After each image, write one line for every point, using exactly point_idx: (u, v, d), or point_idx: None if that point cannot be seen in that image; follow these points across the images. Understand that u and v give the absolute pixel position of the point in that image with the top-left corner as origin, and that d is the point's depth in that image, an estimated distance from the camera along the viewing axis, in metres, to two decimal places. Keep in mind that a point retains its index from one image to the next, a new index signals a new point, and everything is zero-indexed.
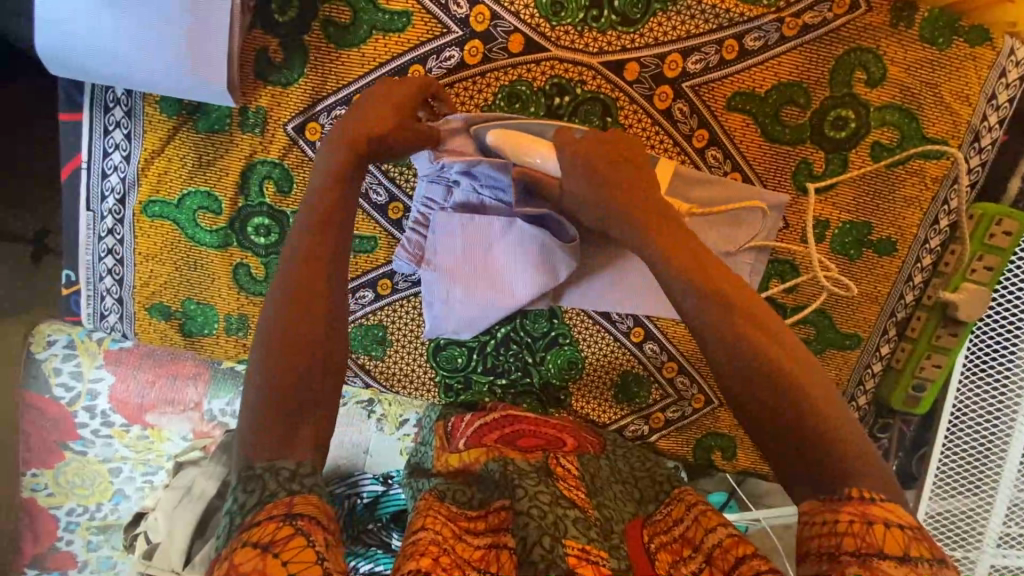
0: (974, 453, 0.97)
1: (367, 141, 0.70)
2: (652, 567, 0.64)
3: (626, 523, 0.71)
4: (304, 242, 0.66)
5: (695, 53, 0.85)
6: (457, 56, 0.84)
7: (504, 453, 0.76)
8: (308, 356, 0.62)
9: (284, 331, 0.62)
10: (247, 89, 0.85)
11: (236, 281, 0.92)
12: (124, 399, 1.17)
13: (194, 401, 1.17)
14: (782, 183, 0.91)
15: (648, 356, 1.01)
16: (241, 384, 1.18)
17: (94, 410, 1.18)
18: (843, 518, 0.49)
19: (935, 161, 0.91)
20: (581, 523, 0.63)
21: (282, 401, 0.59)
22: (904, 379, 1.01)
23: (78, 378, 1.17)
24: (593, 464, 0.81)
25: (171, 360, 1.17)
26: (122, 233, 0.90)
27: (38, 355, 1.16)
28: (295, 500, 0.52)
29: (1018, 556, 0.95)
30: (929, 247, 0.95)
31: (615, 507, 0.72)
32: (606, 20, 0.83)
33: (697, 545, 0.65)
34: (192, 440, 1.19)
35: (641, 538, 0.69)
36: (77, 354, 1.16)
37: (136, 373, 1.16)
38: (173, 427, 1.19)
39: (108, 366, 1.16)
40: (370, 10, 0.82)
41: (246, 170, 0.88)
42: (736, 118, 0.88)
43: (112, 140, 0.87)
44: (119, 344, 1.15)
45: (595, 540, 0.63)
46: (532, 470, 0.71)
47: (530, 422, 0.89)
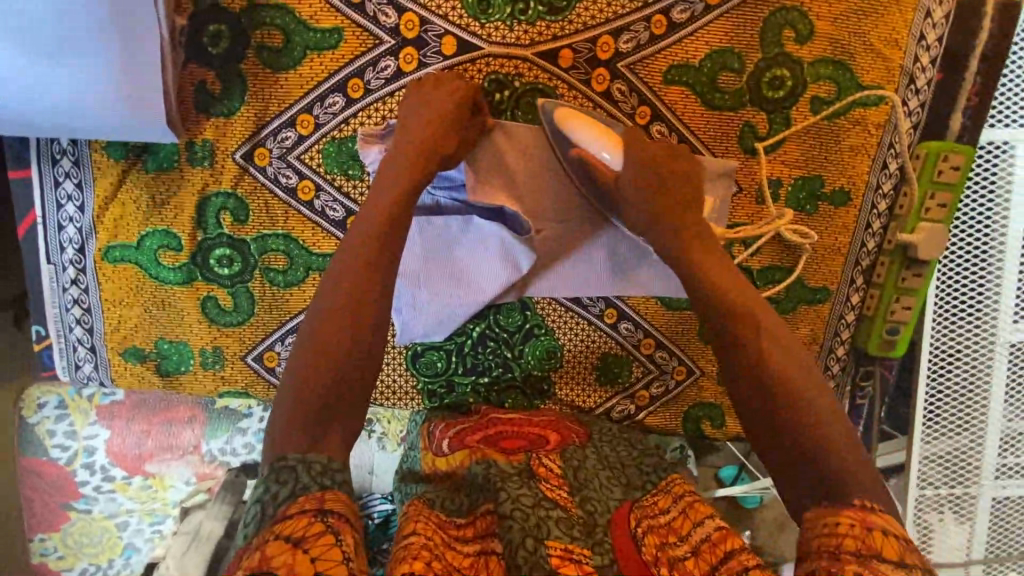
0: (960, 391, 1.08)
1: (424, 158, 0.77)
2: (639, 555, 0.63)
3: (612, 512, 0.70)
4: (349, 251, 0.71)
5: (625, 32, 0.86)
6: (393, 65, 0.85)
7: (486, 455, 0.77)
8: (350, 382, 0.66)
9: (323, 347, 0.65)
10: (189, 124, 0.86)
11: (206, 314, 0.93)
12: (121, 452, 1.17)
13: (192, 443, 1.17)
14: (729, 148, 0.93)
15: (625, 336, 1.02)
16: (238, 421, 1.17)
17: (93, 467, 1.18)
18: (845, 520, 0.54)
19: (875, 108, 0.93)
20: (563, 523, 0.65)
21: (312, 403, 0.63)
22: (877, 323, 1.01)
23: (72, 437, 1.16)
24: (577, 455, 0.80)
25: (164, 406, 1.16)
26: (86, 282, 0.90)
27: (30, 420, 1.16)
28: (326, 496, 0.56)
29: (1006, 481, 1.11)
30: (882, 192, 0.96)
31: (601, 499, 0.71)
32: (533, 11, 0.84)
33: (683, 536, 0.66)
34: (196, 483, 1.19)
35: (627, 526, 0.68)
36: (69, 413, 1.16)
37: (130, 423, 1.16)
38: (175, 473, 1.19)
39: (101, 421, 1.16)
40: (300, 30, 0.83)
41: (200, 203, 0.89)
42: (674, 90, 0.89)
43: (64, 191, 0.88)
44: (110, 398, 1.15)
45: (577, 539, 0.64)
46: (516, 473, 0.72)
47: (514, 423, 0.89)
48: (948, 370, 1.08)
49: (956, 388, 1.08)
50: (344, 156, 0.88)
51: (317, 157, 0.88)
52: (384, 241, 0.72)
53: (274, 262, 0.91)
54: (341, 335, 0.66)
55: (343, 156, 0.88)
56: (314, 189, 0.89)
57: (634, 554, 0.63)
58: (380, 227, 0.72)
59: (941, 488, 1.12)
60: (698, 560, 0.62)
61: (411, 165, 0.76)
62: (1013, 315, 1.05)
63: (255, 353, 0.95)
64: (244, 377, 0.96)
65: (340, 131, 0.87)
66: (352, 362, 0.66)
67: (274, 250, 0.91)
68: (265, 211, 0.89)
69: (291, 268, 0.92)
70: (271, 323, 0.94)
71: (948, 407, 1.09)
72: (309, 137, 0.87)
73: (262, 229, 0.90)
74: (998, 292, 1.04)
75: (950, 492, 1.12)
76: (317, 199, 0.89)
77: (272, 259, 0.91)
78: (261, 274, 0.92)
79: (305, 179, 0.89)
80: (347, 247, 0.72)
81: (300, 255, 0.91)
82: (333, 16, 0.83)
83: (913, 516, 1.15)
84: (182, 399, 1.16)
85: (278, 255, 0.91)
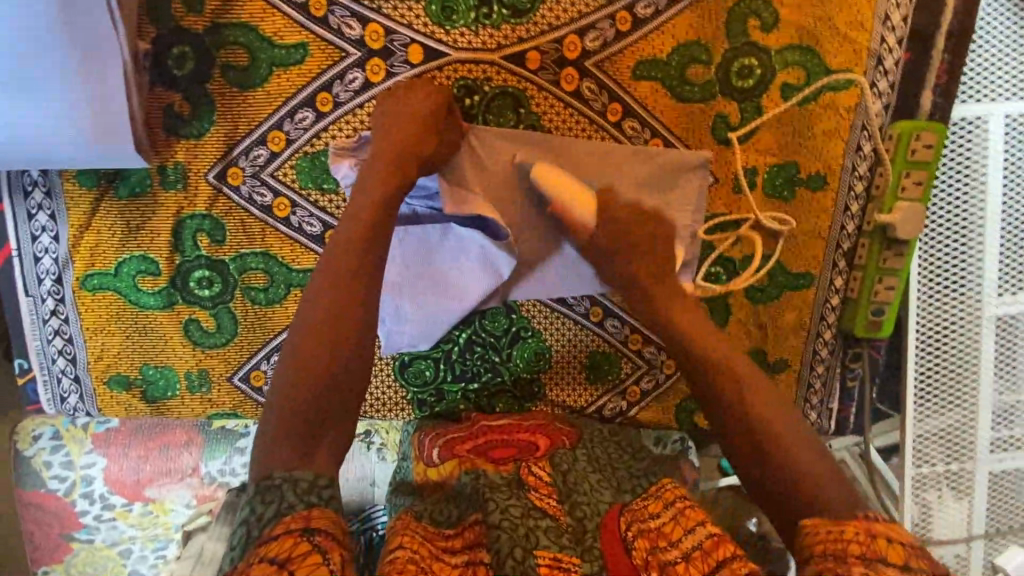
0: (947, 365, 1.09)
1: (398, 168, 0.77)
2: (628, 557, 0.64)
3: (603, 515, 0.70)
4: (328, 266, 0.71)
5: (591, 31, 0.87)
6: (361, 77, 0.85)
7: (475, 464, 0.78)
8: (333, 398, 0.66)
9: (303, 363, 0.66)
10: (159, 148, 0.85)
11: (189, 337, 0.92)
12: (119, 479, 1.16)
13: (191, 466, 1.16)
14: (702, 140, 0.93)
15: (611, 333, 1.02)
16: (235, 442, 1.17)
17: (92, 497, 1.17)
18: (850, 529, 0.55)
19: (845, 91, 0.93)
20: (553, 532, 0.65)
21: (297, 418, 0.63)
22: (862, 305, 1.00)
23: (69, 468, 1.15)
24: (568, 459, 0.79)
25: (160, 431, 1.16)
26: (66, 312, 0.90)
27: (26, 453, 1.15)
28: (313, 514, 0.55)
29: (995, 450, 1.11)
30: (859, 174, 0.96)
31: (591, 502, 0.72)
32: (497, 15, 0.84)
33: (674, 541, 0.65)
34: (196, 506, 1.17)
35: (619, 529, 0.68)
36: (65, 444, 1.15)
37: (126, 451, 1.15)
38: (175, 497, 1.18)
39: (98, 450, 1.15)
40: (265, 47, 0.83)
41: (176, 226, 0.88)
42: (644, 86, 0.90)
43: (38, 222, 0.87)
44: (105, 426, 1.15)
45: (566, 547, 0.64)
46: (505, 483, 0.71)
47: (504, 429, 0.89)
48: (937, 346, 1.08)
49: (946, 363, 1.09)
50: (317, 171, 0.88)
51: (291, 173, 0.87)
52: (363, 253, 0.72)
53: (254, 280, 0.91)
54: (321, 351, 0.67)
55: (318, 171, 0.88)
56: (290, 206, 0.89)
57: (623, 558, 0.64)
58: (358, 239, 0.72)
59: (937, 465, 1.12)
60: (689, 566, 0.63)
61: (384, 174, 0.76)
62: (997, 288, 1.06)
63: (241, 373, 0.94)
64: (231, 398, 0.95)
65: (311, 145, 0.87)
66: (334, 374, 0.67)
67: (254, 269, 0.90)
68: (242, 230, 0.89)
69: (272, 285, 0.91)
70: (255, 342, 0.93)
71: (939, 383, 1.09)
72: (280, 154, 0.87)
73: (240, 248, 0.90)
74: (981, 266, 1.05)
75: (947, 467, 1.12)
76: (293, 215, 0.89)
77: (252, 278, 0.91)
78: (242, 294, 0.91)
79: (279, 196, 0.88)
80: (326, 261, 0.72)
81: (280, 272, 0.91)
82: (297, 32, 0.82)
83: (913, 495, 1.13)
84: (179, 423, 1.16)
85: (259, 273, 0.91)
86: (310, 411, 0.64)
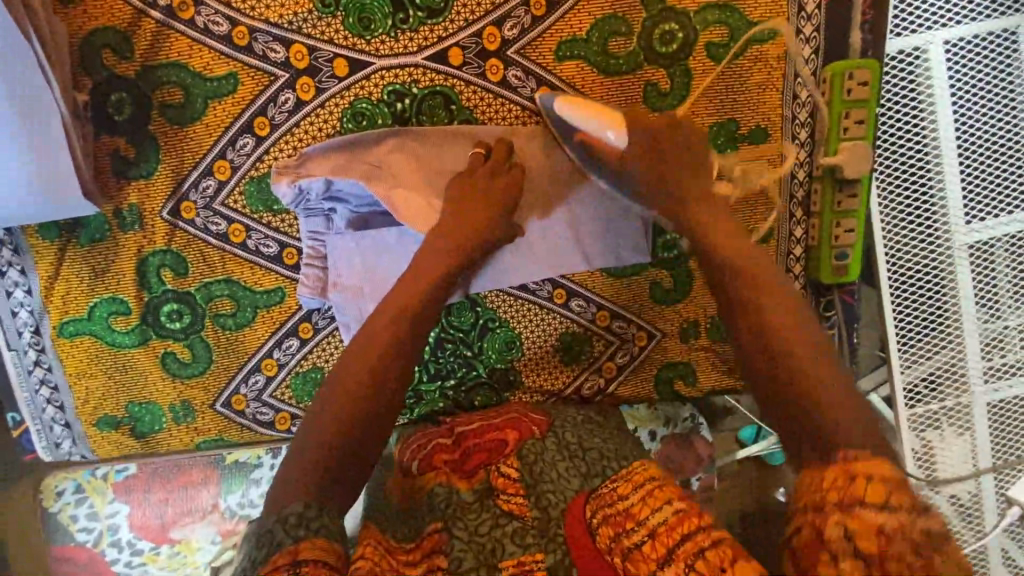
0: (925, 300, 1.08)
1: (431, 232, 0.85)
2: (593, 543, 0.68)
3: (569, 501, 0.73)
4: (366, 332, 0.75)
5: (507, 20, 0.89)
6: (293, 97, 0.87)
7: (450, 478, 0.78)
8: (363, 422, 0.68)
9: (338, 393, 0.69)
10: (112, 193, 0.89)
11: (167, 370, 0.95)
12: (144, 523, 1.19)
13: (210, 503, 1.19)
14: (636, 110, 0.94)
15: (578, 313, 1.03)
16: (250, 473, 1.20)
17: (120, 544, 1.19)
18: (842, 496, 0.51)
19: (771, 42, 0.93)
20: (518, 535, 0.70)
21: (315, 467, 0.63)
22: (824, 250, 1.00)
23: (95, 519, 1.19)
24: (535, 449, 0.81)
25: (179, 471, 1.20)
26: (48, 361, 0.94)
27: (52, 509, 1.19)
28: (301, 548, 0.55)
29: (992, 382, 1.09)
30: (800, 121, 0.96)
31: (557, 490, 0.74)
32: (414, 18, 0.87)
33: (641, 520, 0.67)
34: (222, 542, 1.20)
35: (583, 514, 0.71)
36: (88, 496, 1.19)
37: (148, 495, 1.19)
38: (200, 535, 1.20)
39: (120, 498, 1.19)
40: (197, 83, 0.86)
41: (141, 265, 0.92)
42: (569, 66, 0.91)
43: (10, 279, 0.91)
44: (124, 473, 1.19)
45: (531, 545, 0.69)
46: (475, 500, 0.75)
47: (479, 428, 0.88)
48: (911, 282, 1.08)
49: (924, 299, 1.08)
50: (265, 193, 0.91)
51: (240, 199, 0.90)
52: (396, 316, 0.75)
53: (222, 307, 0.94)
54: (344, 410, 0.68)
55: (265, 193, 0.91)
56: (245, 231, 0.92)
57: (588, 544, 0.68)
58: (395, 308, 0.77)
59: (931, 404, 1.11)
60: (654, 544, 0.64)
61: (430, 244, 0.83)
62: (964, 215, 1.04)
63: (223, 399, 0.97)
64: (217, 424, 0.98)
65: (256, 170, 0.90)
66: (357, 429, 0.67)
67: (219, 296, 0.93)
68: (203, 261, 0.92)
69: (239, 310, 0.94)
70: (232, 367, 0.96)
71: (918, 321, 1.09)
72: (228, 181, 0.90)
73: (204, 277, 0.93)
74: (943, 196, 1.04)
75: (944, 403, 1.11)
76: (249, 239, 0.92)
77: (219, 305, 0.94)
78: (212, 322, 0.94)
79: (234, 223, 0.91)
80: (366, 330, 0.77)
81: (245, 296, 0.94)
82: (225, 63, 0.86)
83: (912, 436, 1.12)
84: (194, 461, 1.20)
85: (225, 300, 0.94)
86: (337, 430, 0.66)
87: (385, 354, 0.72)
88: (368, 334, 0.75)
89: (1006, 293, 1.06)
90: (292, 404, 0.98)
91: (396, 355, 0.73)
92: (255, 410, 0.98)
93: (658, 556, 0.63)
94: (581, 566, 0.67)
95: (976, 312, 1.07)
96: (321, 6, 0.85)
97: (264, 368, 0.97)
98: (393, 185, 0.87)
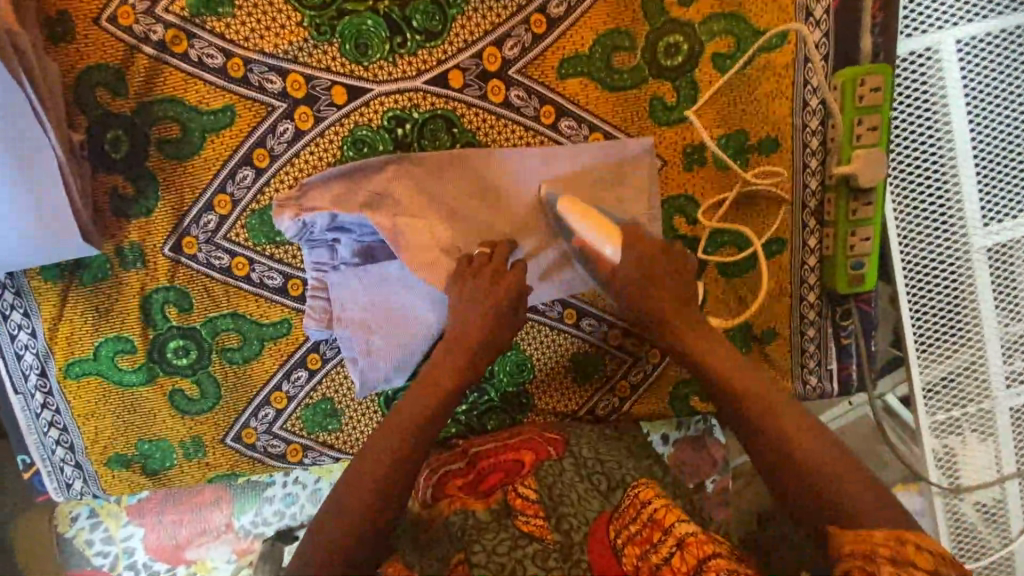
0: (945, 306, 1.05)
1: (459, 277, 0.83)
2: (617, 564, 0.67)
3: (590, 524, 0.72)
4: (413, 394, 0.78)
5: (507, 39, 0.86)
6: (291, 127, 0.86)
7: (465, 502, 0.76)
8: (399, 478, 0.72)
9: (376, 450, 0.73)
10: (112, 232, 0.88)
11: (176, 406, 0.94)
12: (160, 545, 1.18)
13: (224, 523, 1.18)
14: (643, 125, 0.91)
15: (590, 332, 1.01)
16: (262, 492, 1.19)
17: (136, 567, 1.18)
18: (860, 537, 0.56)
19: (779, 49, 0.90)
20: (539, 558, 0.68)
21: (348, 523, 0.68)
22: (841, 259, 0.97)
23: (110, 542, 1.18)
24: (553, 471, 0.80)
25: (190, 495, 1.19)
26: (56, 402, 0.93)
27: (67, 534, 1.19)
28: None
29: (1016, 386, 1.06)
30: (811, 130, 0.94)
31: (577, 512, 0.73)
32: (412, 42, 0.85)
33: (667, 529, 0.68)
34: (238, 560, 1.19)
35: (607, 537, 0.70)
36: (102, 520, 1.18)
37: (161, 516, 1.18)
38: (216, 554, 1.19)
39: (134, 520, 1.18)
40: (194, 117, 0.85)
41: (144, 303, 0.90)
42: (572, 83, 0.89)
43: (14, 321, 0.90)
44: (138, 497, 1.18)
45: (554, 569, 0.67)
46: (491, 520, 0.73)
47: (492, 453, 0.87)
48: (930, 287, 1.05)
49: (943, 304, 1.05)
50: (267, 226, 0.89)
51: (243, 233, 0.89)
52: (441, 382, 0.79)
53: (228, 341, 0.92)
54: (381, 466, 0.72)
55: (267, 226, 0.89)
56: (248, 264, 0.90)
57: (612, 562, 0.67)
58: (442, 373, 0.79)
59: (952, 410, 1.09)
60: (684, 556, 0.65)
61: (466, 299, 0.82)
62: (981, 218, 1.02)
63: (233, 433, 0.96)
64: (228, 458, 0.97)
65: (256, 203, 0.88)
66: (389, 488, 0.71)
67: (225, 331, 0.92)
68: (207, 296, 0.91)
69: (246, 344, 0.93)
70: (241, 401, 0.95)
71: (938, 326, 1.06)
72: (228, 216, 0.88)
73: (209, 312, 0.91)
74: (960, 200, 1.01)
75: (967, 409, 1.08)
76: (252, 272, 0.90)
77: (225, 340, 0.92)
78: (219, 356, 0.93)
79: (236, 256, 0.90)
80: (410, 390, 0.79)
81: (251, 330, 0.92)
82: (221, 95, 0.84)
83: (935, 443, 1.10)
84: (206, 484, 1.19)
85: (231, 334, 0.92)
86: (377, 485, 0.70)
87: (412, 424, 0.75)
88: (413, 397, 0.78)
89: None
90: (304, 436, 0.97)
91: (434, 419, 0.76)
92: (266, 443, 0.97)
93: (687, 569, 0.64)
94: None
95: (997, 317, 1.05)
96: (316, 33, 0.83)
97: (273, 401, 0.95)
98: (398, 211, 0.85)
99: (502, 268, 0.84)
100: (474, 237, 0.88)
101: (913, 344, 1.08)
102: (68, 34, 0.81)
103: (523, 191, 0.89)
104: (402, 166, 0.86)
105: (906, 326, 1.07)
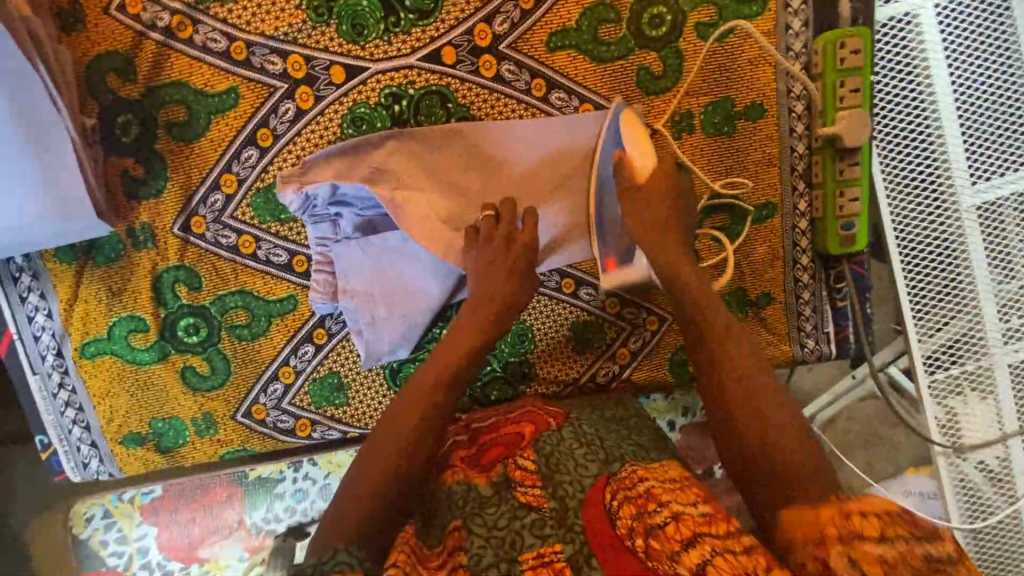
0: (937, 265, 1.07)
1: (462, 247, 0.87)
2: (612, 527, 0.65)
3: (586, 490, 0.70)
4: (427, 369, 0.80)
5: (497, 15, 0.90)
6: (293, 107, 0.89)
7: (468, 473, 0.76)
8: (415, 449, 0.74)
9: (393, 426, 0.76)
10: (124, 213, 0.91)
11: (186, 383, 0.97)
12: (173, 544, 1.19)
13: (236, 520, 1.20)
14: (632, 95, 0.94)
15: (587, 301, 1.03)
16: (273, 488, 1.21)
17: (150, 567, 1.19)
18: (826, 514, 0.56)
19: (760, 17, 0.94)
20: (536, 527, 0.67)
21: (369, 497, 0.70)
22: (829, 222, 0.99)
23: (125, 543, 1.19)
24: (552, 441, 0.78)
25: (203, 492, 1.21)
26: (72, 383, 0.96)
27: (82, 535, 1.20)
28: None
29: (1015, 343, 1.07)
30: (796, 95, 0.96)
31: (574, 480, 0.71)
32: (406, 21, 0.89)
33: (662, 502, 0.66)
34: (250, 559, 1.20)
35: (602, 501, 0.68)
36: (116, 520, 1.20)
37: (174, 516, 1.20)
38: (228, 553, 1.21)
39: (148, 520, 1.20)
40: (199, 100, 0.88)
41: (156, 282, 0.93)
42: (561, 56, 0.92)
43: (31, 304, 0.94)
44: (151, 496, 1.20)
45: (550, 537, 0.66)
46: (493, 493, 0.72)
47: (491, 428, 0.86)
48: (921, 247, 1.07)
49: (936, 263, 1.07)
50: (272, 204, 0.92)
51: (248, 211, 0.92)
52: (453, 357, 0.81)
53: (237, 318, 0.95)
54: (399, 441, 0.74)
55: (272, 204, 0.92)
56: (254, 241, 0.93)
57: (607, 529, 0.65)
58: (453, 350, 0.81)
59: (950, 369, 1.10)
60: (678, 526, 0.62)
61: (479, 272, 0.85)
62: (969, 177, 1.03)
63: (243, 410, 0.99)
64: (239, 435, 0.99)
65: (261, 181, 0.91)
66: (408, 459, 0.73)
67: (234, 308, 0.95)
68: (216, 273, 0.94)
69: (254, 320, 0.96)
70: (250, 377, 0.98)
71: (931, 285, 1.08)
72: (235, 194, 0.92)
73: (217, 290, 0.94)
74: (946, 159, 1.03)
75: (966, 368, 1.09)
76: (259, 250, 0.94)
77: (234, 317, 0.95)
78: (228, 333, 0.96)
79: (243, 234, 0.93)
80: (425, 366, 0.81)
81: (258, 307, 0.95)
82: (225, 78, 0.88)
83: (935, 403, 1.11)
84: (218, 480, 1.21)
85: (239, 311, 0.95)
86: (395, 457, 0.73)
87: (428, 398, 0.77)
88: (427, 372, 0.80)
89: (1019, 251, 1.05)
90: (311, 410, 0.99)
91: (447, 391, 0.79)
92: (275, 418, 0.99)
93: (681, 539, 0.61)
94: (598, 549, 0.64)
95: (992, 274, 1.06)
96: (315, 15, 0.87)
97: (281, 375, 0.98)
98: (397, 182, 0.89)
99: (500, 237, 0.86)
100: (472, 207, 0.91)
101: (906, 303, 1.09)
102: (80, 24, 0.86)
103: (517, 163, 0.92)
104: (400, 140, 0.89)
105: (900, 286, 1.09)
